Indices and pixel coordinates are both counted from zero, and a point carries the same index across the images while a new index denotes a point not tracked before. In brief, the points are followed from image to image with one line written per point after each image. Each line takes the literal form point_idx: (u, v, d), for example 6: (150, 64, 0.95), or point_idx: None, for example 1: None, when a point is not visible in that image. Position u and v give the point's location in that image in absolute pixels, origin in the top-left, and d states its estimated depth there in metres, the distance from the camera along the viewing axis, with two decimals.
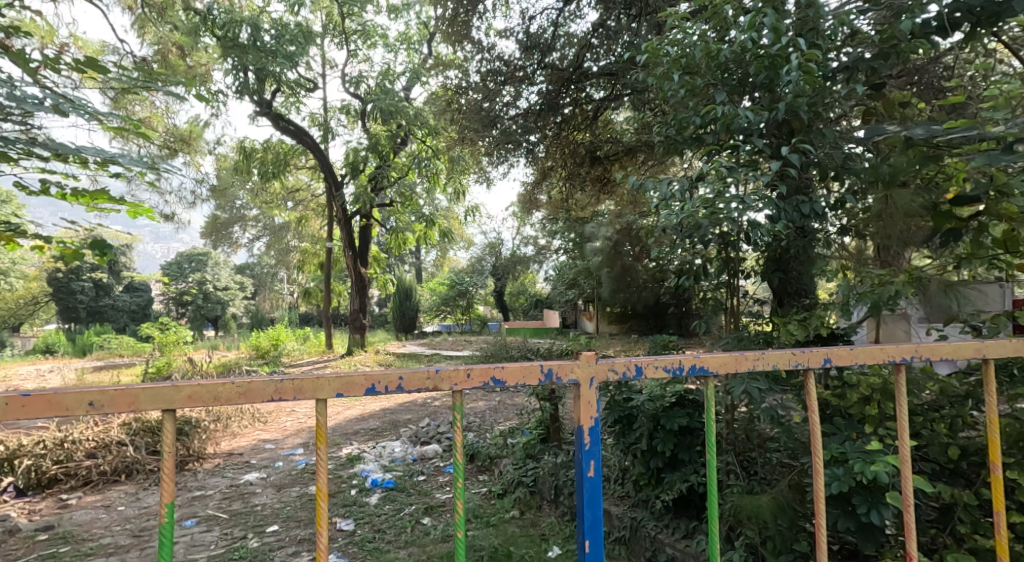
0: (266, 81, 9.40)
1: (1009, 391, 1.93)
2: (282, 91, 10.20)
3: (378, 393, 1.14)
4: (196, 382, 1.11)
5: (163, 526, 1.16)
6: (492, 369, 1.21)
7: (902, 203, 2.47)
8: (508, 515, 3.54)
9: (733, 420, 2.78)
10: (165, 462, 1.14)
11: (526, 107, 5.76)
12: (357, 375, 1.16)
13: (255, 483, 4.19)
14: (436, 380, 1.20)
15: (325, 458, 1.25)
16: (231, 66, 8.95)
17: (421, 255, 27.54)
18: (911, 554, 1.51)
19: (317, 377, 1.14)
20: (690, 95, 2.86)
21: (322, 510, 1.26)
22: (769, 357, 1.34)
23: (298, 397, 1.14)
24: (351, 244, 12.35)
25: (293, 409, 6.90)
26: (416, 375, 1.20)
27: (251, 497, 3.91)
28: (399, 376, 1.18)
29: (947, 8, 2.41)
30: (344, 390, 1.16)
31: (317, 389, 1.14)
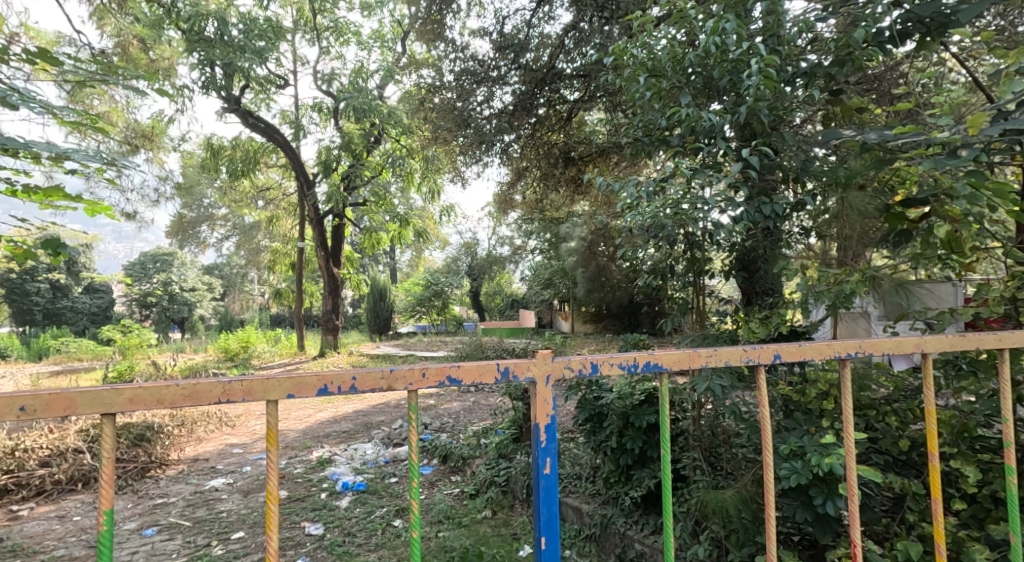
0: (234, 77, 9.19)
1: (955, 385, 2.01)
2: (251, 87, 10.01)
3: (331, 394, 1.14)
4: (138, 385, 1.09)
5: (103, 532, 1.14)
6: (448, 368, 1.22)
7: (858, 205, 2.55)
8: (480, 515, 3.55)
9: (700, 417, 2.83)
10: (105, 468, 1.12)
11: (500, 107, 5.78)
12: (310, 375, 1.16)
13: (220, 488, 4.12)
14: (391, 380, 1.21)
15: (276, 460, 1.24)
16: (197, 60, 8.74)
17: (396, 255, 27.36)
18: (855, 541, 1.57)
19: (267, 378, 1.14)
20: (656, 97, 2.92)
21: (273, 513, 1.25)
22: (720, 355, 1.37)
23: (248, 398, 1.13)
24: (323, 244, 12.19)
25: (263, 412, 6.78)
26: (371, 375, 1.20)
27: (216, 503, 3.84)
28: (352, 376, 1.18)
29: (900, 19, 2.51)
30: (295, 391, 1.16)
31: (268, 391, 1.14)
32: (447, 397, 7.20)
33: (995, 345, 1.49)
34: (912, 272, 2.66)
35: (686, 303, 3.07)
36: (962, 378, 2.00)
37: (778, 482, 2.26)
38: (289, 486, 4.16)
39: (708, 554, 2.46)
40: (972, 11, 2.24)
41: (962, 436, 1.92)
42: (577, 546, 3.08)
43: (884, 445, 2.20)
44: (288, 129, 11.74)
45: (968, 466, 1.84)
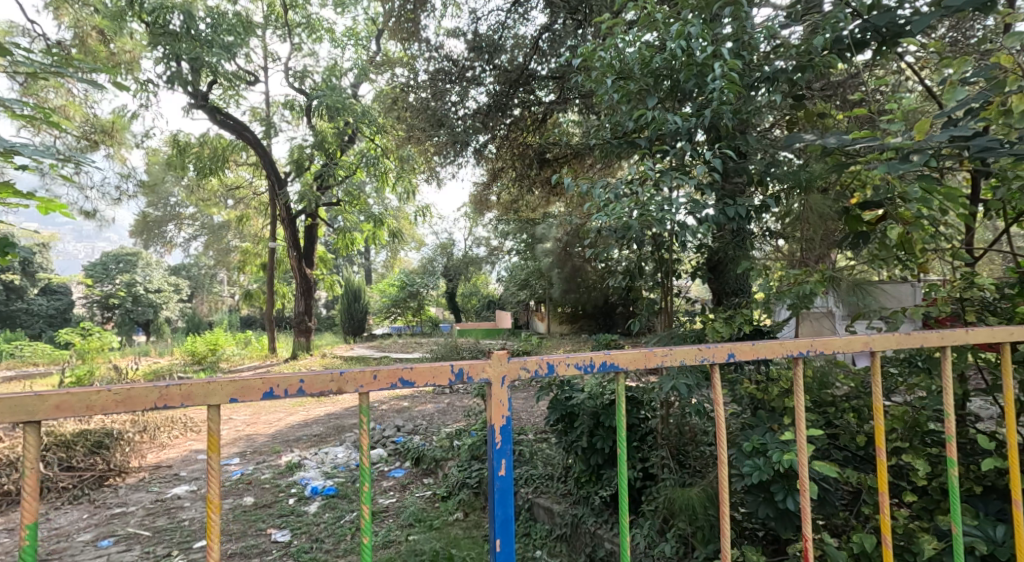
0: (202, 72, 8.98)
1: (908, 381, 2.07)
2: (219, 83, 9.78)
3: (275, 398, 1.12)
4: (64, 391, 1.05)
5: (26, 545, 1.10)
6: (400, 370, 1.21)
7: (819, 207, 2.61)
8: (451, 517, 3.54)
9: (668, 416, 2.88)
10: (30, 479, 1.08)
11: (474, 107, 5.76)
12: (253, 379, 1.13)
13: (183, 496, 4.02)
14: (341, 382, 1.19)
15: (217, 466, 1.21)
16: (162, 54, 8.52)
17: (371, 256, 27.17)
18: (808, 552, 1.50)
19: (208, 382, 1.12)
20: (624, 99, 2.95)
21: (213, 521, 1.22)
22: (676, 354, 1.38)
23: (186, 403, 1.11)
24: (296, 244, 12.00)
25: (231, 417, 6.70)
26: (319, 378, 1.18)
27: (178, 512, 3.74)
28: (299, 379, 1.16)
29: (857, 29, 2.62)
30: (238, 394, 1.14)
31: (209, 395, 1.12)
32: (422, 399, 7.19)
33: (938, 343, 1.47)
34: (873, 272, 2.72)
35: (654, 304, 3.10)
36: (913, 375, 2.07)
37: (742, 480, 2.30)
38: (256, 493, 4.09)
39: (675, 551, 2.48)
40: (921, 23, 2.34)
41: (913, 430, 1.98)
42: (547, 546, 3.10)
43: (843, 441, 2.25)
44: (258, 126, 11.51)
45: (919, 459, 1.90)
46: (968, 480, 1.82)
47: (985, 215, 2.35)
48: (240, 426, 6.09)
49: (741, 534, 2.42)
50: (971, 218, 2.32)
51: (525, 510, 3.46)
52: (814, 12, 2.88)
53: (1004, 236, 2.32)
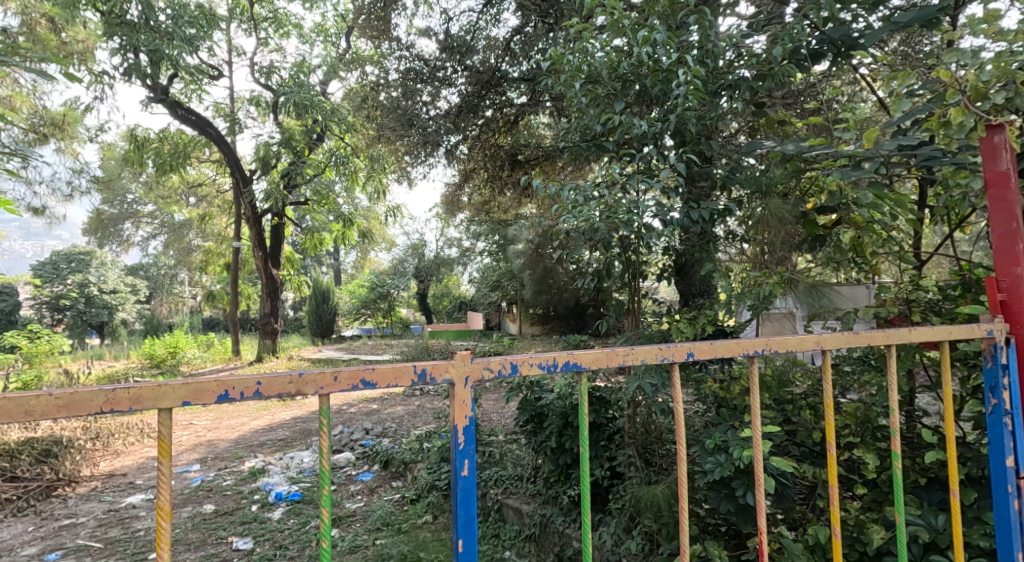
0: (161, 65, 8.74)
1: (860, 379, 2.16)
2: (181, 77, 9.53)
3: (230, 400, 1.10)
4: (3, 396, 1.01)
5: None
6: (361, 371, 1.21)
7: (778, 211, 2.65)
8: (420, 520, 3.53)
9: (635, 415, 2.93)
10: None
11: (445, 108, 5.75)
12: (207, 381, 1.11)
13: (138, 505, 3.92)
14: (300, 384, 1.17)
15: (166, 473, 1.16)
16: (119, 45, 8.26)
17: (340, 256, 26.84)
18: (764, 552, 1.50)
19: (158, 385, 1.08)
20: (592, 103, 2.99)
21: (162, 529, 1.16)
22: (637, 353, 1.39)
23: (135, 407, 1.07)
24: (261, 244, 11.76)
25: (191, 423, 6.53)
26: (276, 380, 1.15)
27: (133, 522, 3.64)
28: (256, 381, 1.13)
29: (814, 41, 2.72)
30: (191, 397, 1.11)
31: (160, 399, 1.09)
32: (392, 402, 7.14)
33: (885, 343, 1.50)
34: (830, 275, 2.80)
35: (621, 305, 3.16)
36: (865, 372, 2.16)
37: (705, 476, 2.36)
38: (217, 500, 4.00)
39: (641, 548, 2.52)
40: (873, 37, 2.44)
41: (864, 425, 2.07)
42: (516, 547, 3.12)
43: (800, 437, 2.33)
44: (222, 122, 11.25)
45: (869, 453, 1.99)
46: (913, 472, 1.90)
47: (933, 220, 2.46)
48: (200, 432, 5.94)
49: (705, 530, 2.47)
50: (920, 223, 2.42)
51: (495, 511, 3.48)
52: (775, 23, 2.99)
53: (950, 241, 2.44)
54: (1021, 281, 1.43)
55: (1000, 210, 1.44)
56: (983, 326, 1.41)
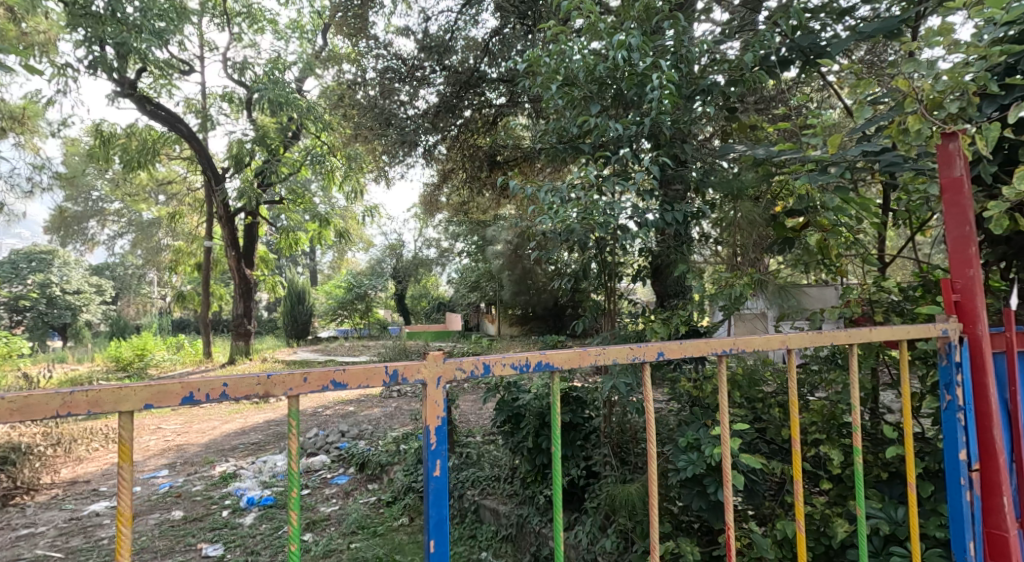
0: (129, 59, 8.55)
1: (826, 377, 2.23)
2: (149, 71, 9.33)
3: (197, 402, 1.00)
4: None
5: None
6: (331, 371, 1.12)
7: (748, 214, 2.71)
8: (396, 523, 3.52)
9: (610, 415, 2.96)
10: None
11: (423, 108, 5.73)
12: (171, 382, 1.00)
13: (101, 513, 3.84)
14: (268, 386, 1.07)
15: (127, 478, 1.04)
16: (83, 37, 8.05)
17: (316, 256, 26.54)
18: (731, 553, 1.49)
19: (118, 387, 0.98)
20: (569, 105, 3.02)
21: (123, 536, 1.05)
22: (610, 352, 1.35)
23: (93, 411, 0.96)
24: (234, 244, 11.57)
25: (158, 427, 6.39)
26: (243, 381, 1.05)
27: (95, 531, 3.56)
28: (223, 383, 1.03)
29: (784, 49, 2.79)
30: (153, 401, 1.00)
31: (120, 402, 0.98)
32: (369, 404, 7.09)
33: (848, 341, 1.53)
34: (799, 276, 2.87)
35: (598, 306, 3.19)
36: (831, 370, 2.22)
37: (677, 474, 2.40)
38: (185, 506, 3.94)
39: (616, 546, 2.55)
40: (839, 45, 2.51)
41: (829, 422, 2.13)
42: (493, 547, 3.13)
43: (770, 434, 2.39)
44: (193, 118, 11.04)
45: (834, 448, 2.04)
46: (876, 467, 1.96)
47: (895, 224, 2.54)
48: (169, 436, 5.82)
49: (678, 527, 2.51)
50: (883, 226, 2.50)
51: (471, 512, 3.49)
52: (747, 29, 3.05)
53: (912, 244, 2.52)
54: (974, 282, 1.49)
55: (956, 214, 1.50)
56: (938, 325, 1.46)
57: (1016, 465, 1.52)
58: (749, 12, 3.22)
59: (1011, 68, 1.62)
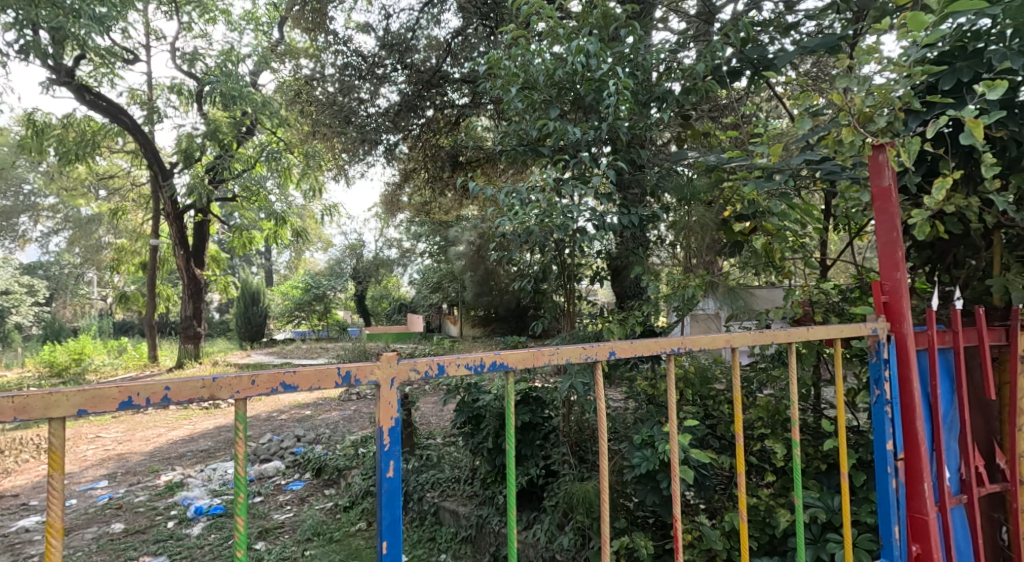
0: (66, 44, 8.19)
1: (771, 374, 2.33)
2: (89, 59, 8.96)
3: (137, 408, 0.91)
4: None
5: None
6: (281, 373, 1.06)
7: (700, 219, 2.82)
8: (353, 528, 3.50)
9: (569, 414, 3.01)
10: None
11: (384, 106, 5.69)
12: (108, 386, 0.91)
13: (32, 529, 3.68)
14: (213, 389, 0.99)
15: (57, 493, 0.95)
16: (15, 20, 7.66)
17: (272, 256, 25.91)
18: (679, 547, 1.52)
19: (49, 392, 0.89)
20: (528, 108, 3.07)
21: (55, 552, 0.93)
22: (563, 352, 1.36)
23: (21, 419, 0.87)
24: (183, 243, 11.20)
25: (97, 436, 6.14)
26: (187, 384, 0.97)
27: (26, 547, 3.41)
28: (164, 386, 0.94)
29: (735, 59, 2.90)
30: (88, 406, 0.91)
31: (50, 408, 0.89)
32: (326, 407, 6.97)
33: (788, 340, 1.59)
34: (748, 279, 2.98)
35: (558, 307, 3.25)
36: (776, 367, 2.33)
37: (633, 471, 2.47)
38: (127, 518, 3.81)
39: (573, 543, 2.60)
40: (786, 57, 2.63)
41: (774, 417, 2.24)
42: (452, 549, 3.15)
43: (720, 431, 2.49)
44: (138, 110, 10.63)
45: (778, 442, 2.15)
46: (817, 459, 2.07)
47: (836, 229, 2.67)
48: (109, 446, 5.60)
49: (634, 523, 2.58)
50: (825, 231, 2.63)
51: (430, 515, 3.49)
52: (702, 39, 3.16)
53: (851, 248, 2.65)
54: (901, 284, 1.59)
55: (885, 221, 1.61)
56: (869, 325, 1.55)
57: (937, 453, 1.63)
58: (704, 24, 3.34)
59: (933, 87, 1.72)
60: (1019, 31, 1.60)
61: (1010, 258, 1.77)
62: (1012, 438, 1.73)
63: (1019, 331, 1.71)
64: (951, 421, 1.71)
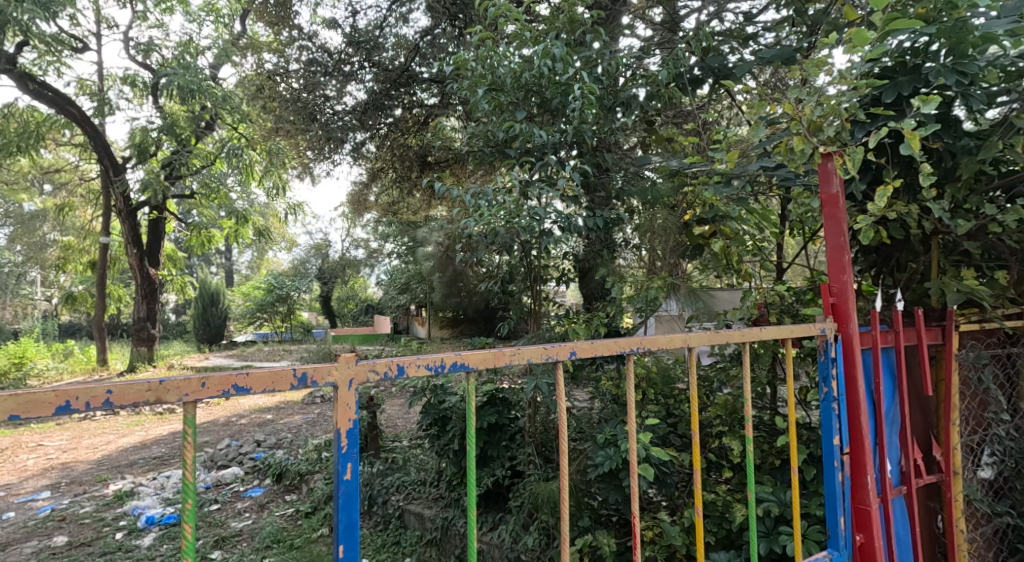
0: (8, 29, 7.86)
1: (729, 374, 2.41)
2: (33, 46, 8.62)
3: (73, 412, 0.88)
4: None
5: None
6: (232, 375, 1.03)
7: (664, 223, 2.89)
8: (315, 534, 3.45)
9: (535, 414, 3.04)
10: None
11: (351, 104, 5.63)
12: (43, 391, 0.88)
13: None
14: (160, 392, 0.97)
15: None
16: None
17: (233, 255, 25.28)
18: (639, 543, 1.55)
19: None
20: (495, 110, 3.09)
21: None
22: (524, 352, 1.37)
23: None
24: (136, 241, 10.84)
25: (39, 444, 5.90)
26: (131, 386, 0.94)
27: None
28: (106, 390, 0.92)
29: (697, 67, 2.98)
30: (22, 411, 0.88)
31: None
32: (289, 411, 6.85)
33: (744, 339, 1.65)
34: (709, 281, 3.05)
35: (523, 308, 3.27)
36: (734, 367, 2.40)
37: (596, 470, 2.52)
38: (71, 530, 3.68)
39: (538, 543, 2.62)
40: (745, 67, 2.71)
41: (732, 415, 2.31)
42: (418, 551, 3.13)
43: (681, 429, 2.55)
44: (88, 101, 10.25)
45: (735, 439, 2.22)
46: (772, 455, 2.15)
47: (792, 233, 2.76)
48: (53, 455, 5.39)
49: (598, 521, 2.61)
50: (781, 235, 2.72)
51: (395, 518, 3.48)
52: (666, 46, 3.23)
53: (806, 252, 2.75)
54: (847, 286, 1.67)
55: (833, 226, 1.68)
56: (818, 325, 1.62)
57: (879, 447, 1.71)
58: (668, 31, 3.42)
59: (877, 100, 1.81)
60: (952, 50, 1.69)
61: (946, 262, 1.88)
62: (947, 431, 1.84)
63: (954, 331, 1.81)
64: (893, 416, 1.80)
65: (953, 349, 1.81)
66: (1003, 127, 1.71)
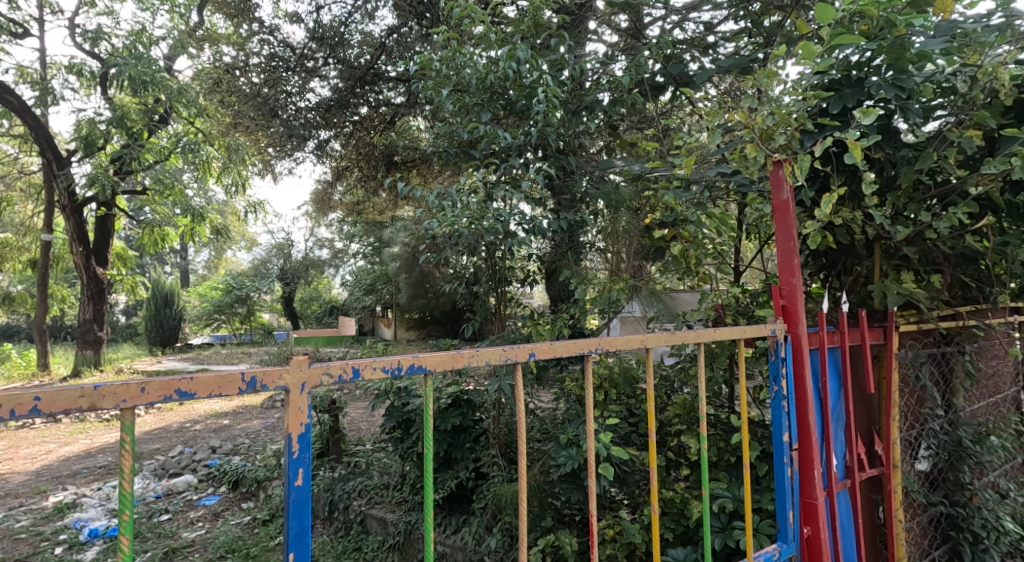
0: None
1: (687, 374, 2.47)
2: None
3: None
4: None
5: None
6: (175, 380, 0.99)
7: (625, 226, 2.95)
8: (272, 543, 3.37)
9: (499, 416, 3.04)
10: None
11: (315, 101, 5.54)
12: None
13: None
14: (94, 398, 0.94)
15: None
16: None
17: (188, 254, 24.53)
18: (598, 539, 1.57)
19: None
20: (459, 110, 3.09)
21: None
22: (482, 354, 1.38)
23: None
24: (83, 239, 10.42)
25: None
26: (62, 393, 0.91)
27: None
28: (34, 397, 0.88)
29: (658, 74, 3.04)
30: None
31: None
32: (248, 416, 6.72)
33: (697, 340, 1.69)
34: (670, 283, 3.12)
35: (488, 309, 3.29)
36: (693, 367, 2.47)
37: (558, 470, 2.56)
38: (6, 546, 3.51)
39: (501, 544, 2.63)
40: (705, 74, 2.79)
41: (689, 414, 2.37)
42: (379, 556, 3.10)
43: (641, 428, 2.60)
44: (29, 90, 9.78)
45: (693, 437, 2.28)
46: (728, 452, 2.21)
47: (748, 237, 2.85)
48: None
49: (560, 521, 2.64)
50: (738, 238, 2.80)
51: (356, 524, 3.44)
52: (629, 52, 3.29)
53: (761, 255, 2.84)
54: (796, 288, 1.73)
55: (784, 230, 1.75)
56: (768, 326, 1.68)
57: (825, 443, 1.78)
58: (632, 38, 3.49)
59: (824, 111, 1.89)
60: (893, 65, 1.78)
61: (888, 266, 1.99)
62: (888, 427, 1.92)
63: (895, 331, 1.90)
64: (839, 413, 1.87)
65: (894, 348, 1.90)
66: (938, 140, 1.82)
